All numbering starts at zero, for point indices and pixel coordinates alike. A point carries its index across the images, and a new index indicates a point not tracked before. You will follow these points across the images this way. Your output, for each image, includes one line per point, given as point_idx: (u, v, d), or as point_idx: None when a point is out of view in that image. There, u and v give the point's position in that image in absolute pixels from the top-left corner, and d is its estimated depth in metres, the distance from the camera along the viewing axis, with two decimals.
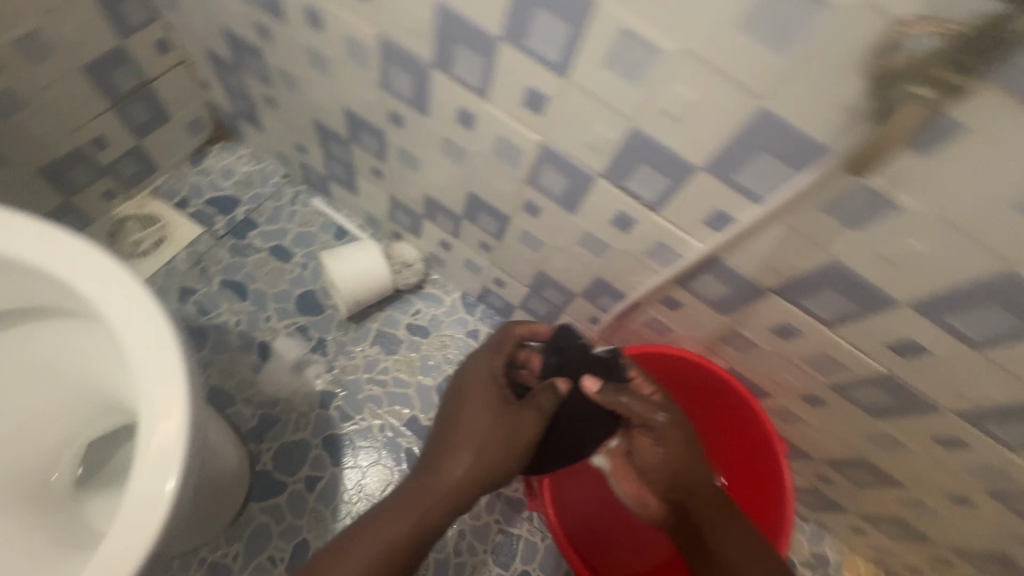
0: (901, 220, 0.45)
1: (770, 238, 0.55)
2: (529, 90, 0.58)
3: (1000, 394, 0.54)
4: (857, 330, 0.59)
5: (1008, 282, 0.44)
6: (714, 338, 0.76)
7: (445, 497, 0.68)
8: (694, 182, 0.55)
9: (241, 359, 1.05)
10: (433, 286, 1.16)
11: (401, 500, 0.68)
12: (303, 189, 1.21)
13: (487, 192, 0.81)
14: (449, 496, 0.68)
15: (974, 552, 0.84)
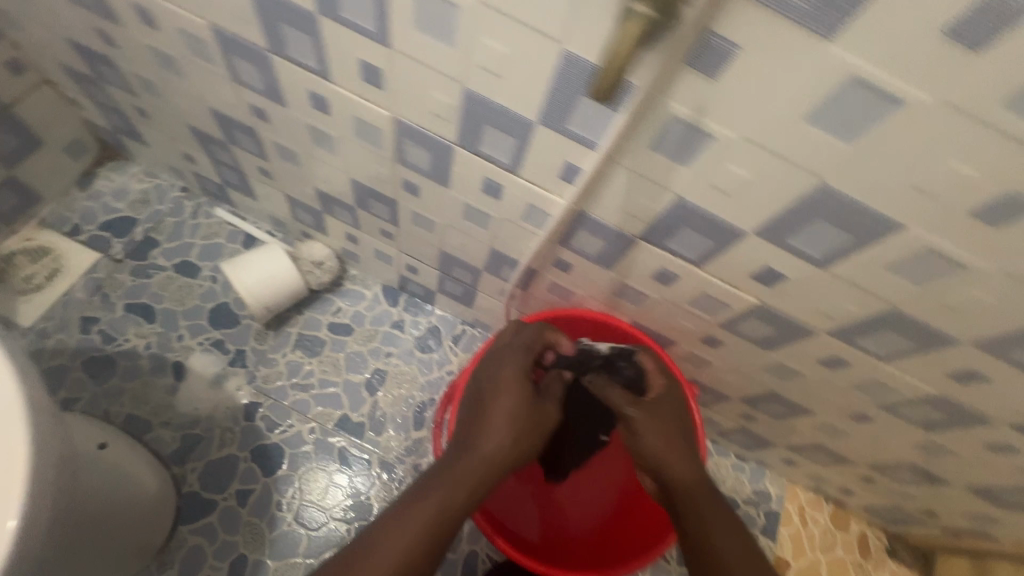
0: (718, 147, 0.45)
1: (620, 184, 0.55)
2: (361, 64, 0.56)
3: (855, 307, 0.56)
4: (721, 264, 0.59)
5: (825, 195, 0.45)
6: (611, 294, 0.77)
7: (461, 490, 0.64)
8: (535, 138, 0.54)
9: (155, 382, 1.01)
10: (352, 282, 1.14)
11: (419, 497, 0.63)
12: (204, 200, 1.17)
13: (366, 178, 0.79)
14: (469, 488, 0.65)
15: (888, 464, 0.87)
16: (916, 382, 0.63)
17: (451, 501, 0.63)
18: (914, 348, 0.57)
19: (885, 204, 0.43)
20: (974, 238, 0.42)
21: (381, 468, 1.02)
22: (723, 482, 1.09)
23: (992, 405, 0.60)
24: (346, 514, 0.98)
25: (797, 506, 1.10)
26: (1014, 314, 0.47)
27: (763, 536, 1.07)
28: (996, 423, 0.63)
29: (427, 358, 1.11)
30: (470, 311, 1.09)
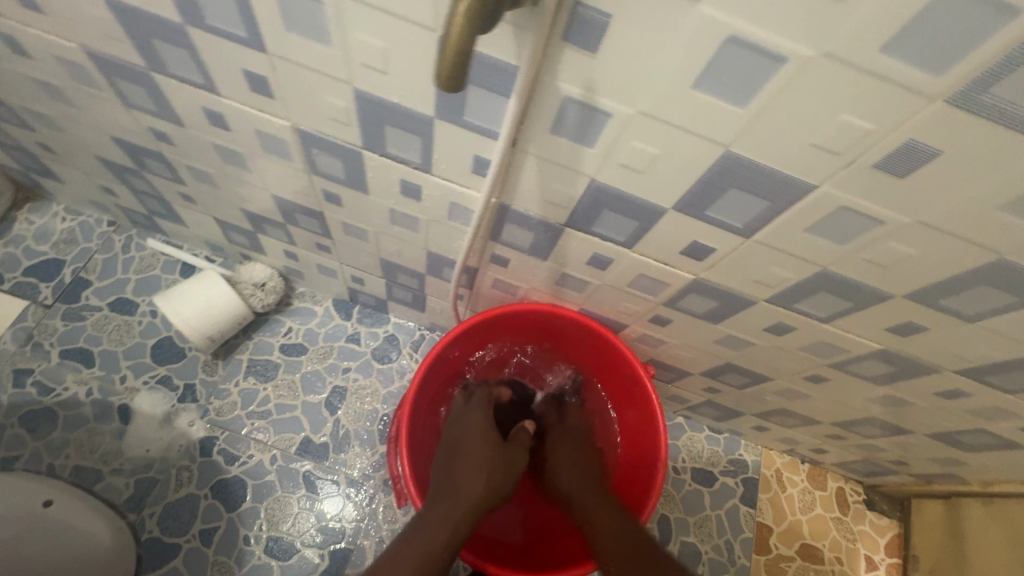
0: (617, 124, 0.43)
1: (532, 173, 0.52)
2: (245, 73, 0.53)
3: (786, 273, 0.54)
4: (650, 242, 0.57)
5: (733, 163, 0.43)
6: (553, 285, 0.74)
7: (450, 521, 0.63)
8: (438, 134, 0.51)
9: (101, 429, 0.97)
10: (302, 300, 1.10)
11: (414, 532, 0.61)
12: (135, 232, 1.11)
13: (286, 192, 0.75)
14: (458, 522, 0.63)
15: (852, 421, 0.87)
16: (860, 340, 0.62)
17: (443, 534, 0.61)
18: (850, 306, 0.56)
19: (791, 167, 0.41)
20: (884, 190, 0.40)
21: (349, 487, 0.99)
22: (699, 456, 1.08)
23: (935, 353, 0.60)
24: (317, 540, 0.95)
25: (774, 470, 1.09)
26: (935, 263, 0.46)
27: (743, 505, 1.06)
28: (942, 370, 0.63)
29: (387, 369, 1.08)
30: (424, 316, 1.06)
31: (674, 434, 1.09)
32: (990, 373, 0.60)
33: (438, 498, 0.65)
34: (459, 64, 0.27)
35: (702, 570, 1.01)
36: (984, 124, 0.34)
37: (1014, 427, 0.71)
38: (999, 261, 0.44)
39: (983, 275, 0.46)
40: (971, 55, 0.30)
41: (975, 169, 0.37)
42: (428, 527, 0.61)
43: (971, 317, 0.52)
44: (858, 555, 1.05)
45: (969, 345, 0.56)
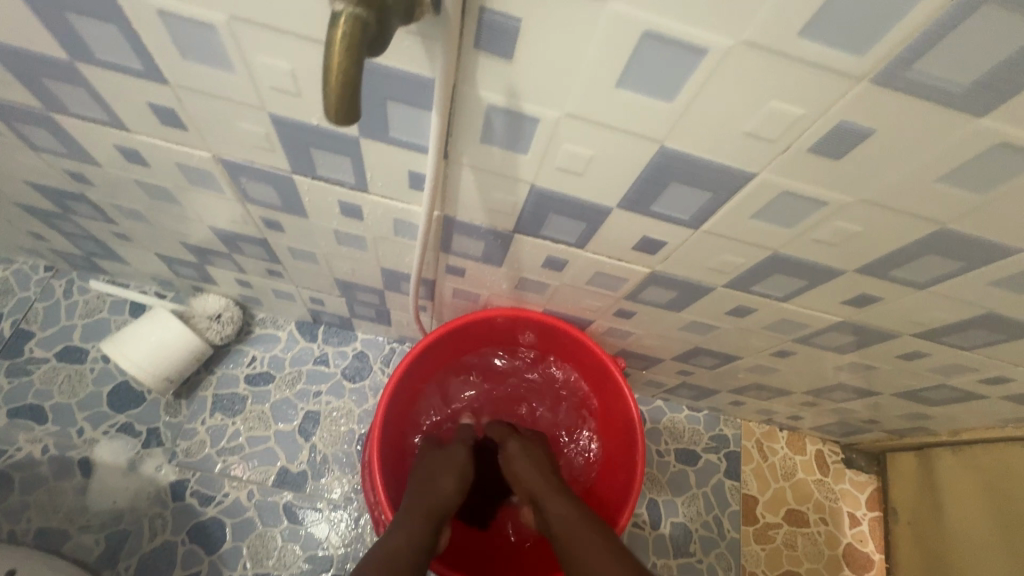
0: (548, 129, 0.41)
1: (471, 183, 0.50)
2: (152, 106, 0.49)
3: (740, 258, 0.53)
4: (601, 240, 0.55)
5: (670, 157, 0.41)
6: (513, 289, 0.73)
7: (420, 528, 0.62)
8: (367, 152, 0.49)
9: (62, 486, 0.92)
10: (263, 326, 1.06)
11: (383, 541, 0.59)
12: (76, 275, 1.05)
13: (223, 221, 0.71)
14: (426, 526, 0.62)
15: (824, 388, 0.88)
16: (820, 314, 0.62)
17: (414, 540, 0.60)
18: (806, 285, 0.56)
19: (728, 158, 0.40)
20: (822, 173, 0.40)
21: (332, 512, 0.96)
22: (681, 436, 1.09)
23: (893, 320, 0.60)
24: (304, 571, 0.93)
25: (755, 441, 1.11)
26: (881, 238, 0.46)
27: (728, 479, 1.07)
28: (901, 335, 0.63)
29: (360, 387, 1.05)
30: (392, 329, 1.03)
31: (655, 418, 1.09)
32: (946, 334, 0.61)
33: (408, 509, 0.64)
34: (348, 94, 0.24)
35: (694, 548, 1.02)
36: (910, 102, 0.33)
37: (974, 380, 0.72)
38: (942, 230, 0.44)
39: (928, 245, 0.46)
40: (890, 31, 0.29)
41: (907, 146, 0.36)
42: (397, 535, 0.60)
43: (922, 284, 0.52)
44: (841, 513, 1.07)
45: (923, 310, 0.57)
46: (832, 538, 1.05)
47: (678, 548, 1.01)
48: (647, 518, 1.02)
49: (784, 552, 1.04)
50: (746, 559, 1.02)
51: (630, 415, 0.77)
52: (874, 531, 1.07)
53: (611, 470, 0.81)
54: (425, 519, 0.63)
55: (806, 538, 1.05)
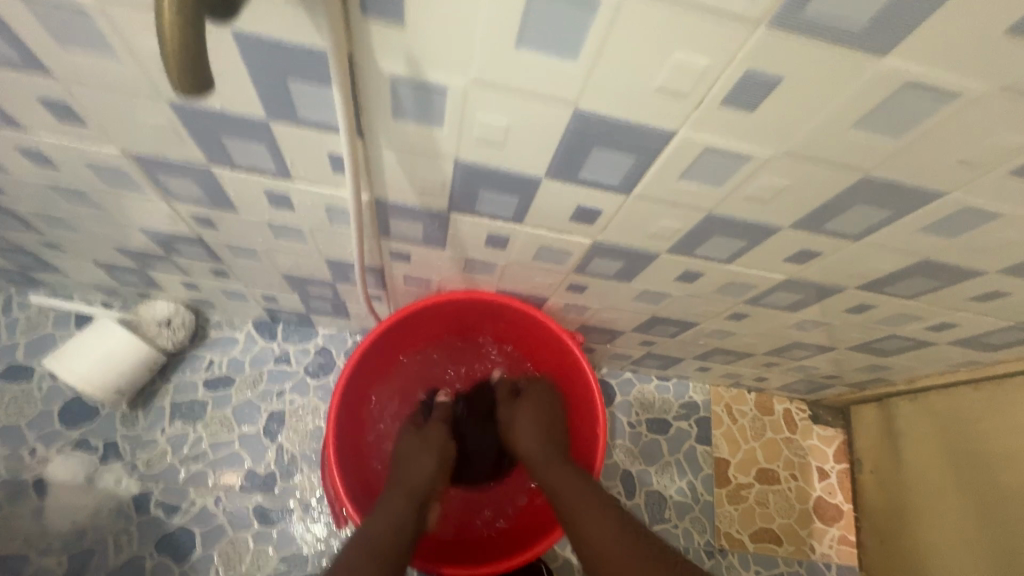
0: (457, 98, 0.39)
1: (394, 163, 0.48)
2: (43, 101, 0.46)
3: (677, 222, 0.53)
4: (537, 214, 0.54)
5: (587, 122, 0.40)
6: (462, 271, 0.71)
7: (405, 505, 0.63)
8: (280, 137, 0.46)
9: (18, 509, 0.89)
10: (219, 329, 1.03)
11: (366, 524, 0.60)
12: (13, 290, 1.00)
13: (151, 222, 0.68)
14: (410, 505, 0.63)
15: (784, 347, 0.89)
16: (765, 274, 0.62)
17: (400, 520, 0.61)
18: (747, 245, 0.56)
19: (645, 117, 0.39)
20: (740, 127, 0.39)
21: (305, 511, 0.95)
22: (651, 406, 1.09)
23: (836, 275, 0.61)
24: (280, 571, 0.92)
25: (724, 405, 1.12)
26: (809, 192, 0.46)
27: (699, 444, 1.08)
28: (846, 289, 0.64)
29: (324, 383, 1.03)
30: (352, 322, 1.01)
31: (624, 390, 1.10)
32: (888, 284, 0.62)
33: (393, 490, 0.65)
34: (192, 64, 0.23)
35: (669, 514, 1.03)
36: (811, 45, 0.32)
37: (921, 328, 0.74)
38: (866, 178, 0.43)
39: (855, 195, 0.46)
40: None
41: (818, 93, 0.36)
42: (381, 519, 0.60)
43: (856, 236, 0.52)
44: (810, 468, 1.10)
45: (862, 262, 0.57)
46: (803, 493, 1.08)
47: (654, 516, 1.02)
48: (622, 489, 1.03)
49: (757, 511, 1.06)
50: (721, 520, 1.04)
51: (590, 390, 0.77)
52: (843, 482, 1.10)
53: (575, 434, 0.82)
54: (410, 499, 0.64)
55: (777, 495, 1.07)
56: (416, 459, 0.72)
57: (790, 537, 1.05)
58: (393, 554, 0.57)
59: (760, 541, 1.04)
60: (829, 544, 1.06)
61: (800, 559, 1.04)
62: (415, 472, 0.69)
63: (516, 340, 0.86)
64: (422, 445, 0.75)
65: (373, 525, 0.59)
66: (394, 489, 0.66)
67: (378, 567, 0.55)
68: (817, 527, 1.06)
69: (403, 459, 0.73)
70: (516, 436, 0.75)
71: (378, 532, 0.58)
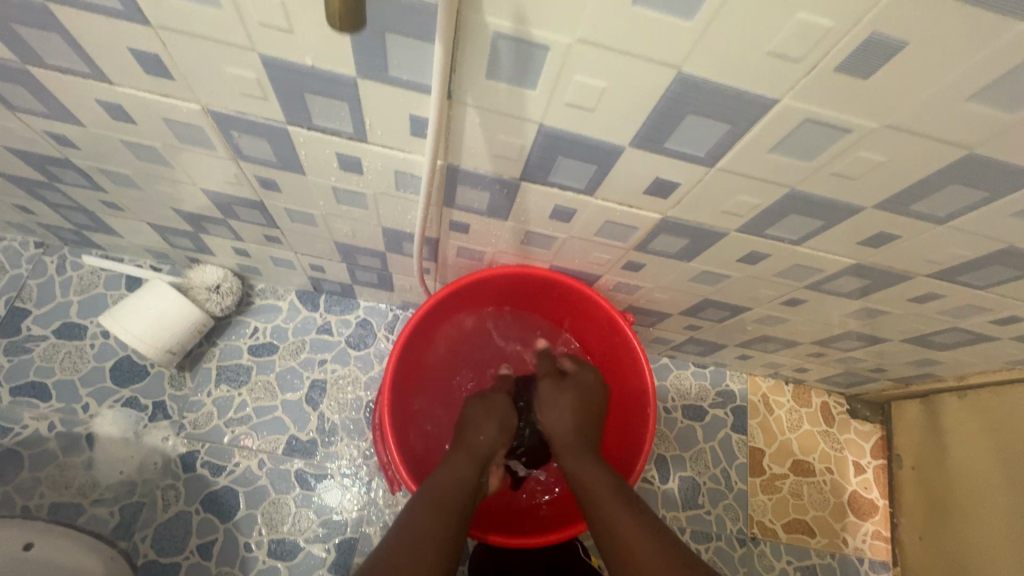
0: (558, 58, 0.39)
1: (475, 126, 0.48)
2: (134, 52, 0.46)
3: (754, 198, 0.52)
4: (611, 185, 0.53)
5: (688, 86, 0.39)
6: (518, 244, 0.71)
7: (468, 469, 0.64)
8: (365, 96, 0.46)
9: (71, 462, 0.92)
10: (264, 297, 1.05)
11: (432, 480, 0.62)
12: (67, 250, 1.02)
13: (214, 183, 0.68)
14: (474, 469, 0.65)
15: (834, 338, 0.87)
16: (833, 258, 0.61)
17: (454, 487, 0.61)
18: (823, 225, 0.55)
19: (751, 83, 0.38)
20: (850, 95, 0.38)
21: (344, 478, 0.97)
22: (687, 393, 1.08)
23: (907, 261, 0.60)
24: (319, 535, 0.94)
25: (760, 395, 1.10)
26: (904, 168, 0.45)
27: (735, 433, 1.07)
28: (916, 276, 0.63)
29: (364, 355, 1.04)
30: (394, 295, 1.01)
31: (660, 375, 1.09)
32: (963, 272, 0.60)
33: (455, 452, 0.67)
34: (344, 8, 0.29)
35: (702, 501, 1.03)
36: (943, 4, 0.31)
37: (985, 321, 0.72)
38: (971, 155, 0.42)
39: (954, 172, 0.44)
40: None
41: (942, 59, 0.35)
42: (447, 474, 0.63)
43: (941, 219, 0.51)
44: (846, 462, 1.08)
45: (939, 248, 0.56)
46: (837, 487, 1.07)
47: (687, 501, 1.02)
48: (655, 473, 1.03)
49: (790, 502, 1.05)
50: (754, 509, 1.04)
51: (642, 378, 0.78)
52: (878, 477, 1.08)
53: (624, 402, 0.83)
54: (472, 462, 0.66)
55: (812, 487, 1.06)
56: (477, 425, 0.73)
57: (823, 529, 1.04)
58: (460, 511, 0.59)
59: (793, 532, 1.03)
60: (862, 538, 1.05)
61: (832, 551, 1.03)
62: (474, 436, 0.71)
63: (555, 313, 0.86)
64: (484, 413, 0.75)
65: (443, 487, 0.61)
66: (455, 449, 0.68)
67: (447, 524, 0.56)
68: (851, 521, 1.05)
69: (464, 424, 0.74)
70: (547, 416, 0.76)
71: (444, 488, 0.60)
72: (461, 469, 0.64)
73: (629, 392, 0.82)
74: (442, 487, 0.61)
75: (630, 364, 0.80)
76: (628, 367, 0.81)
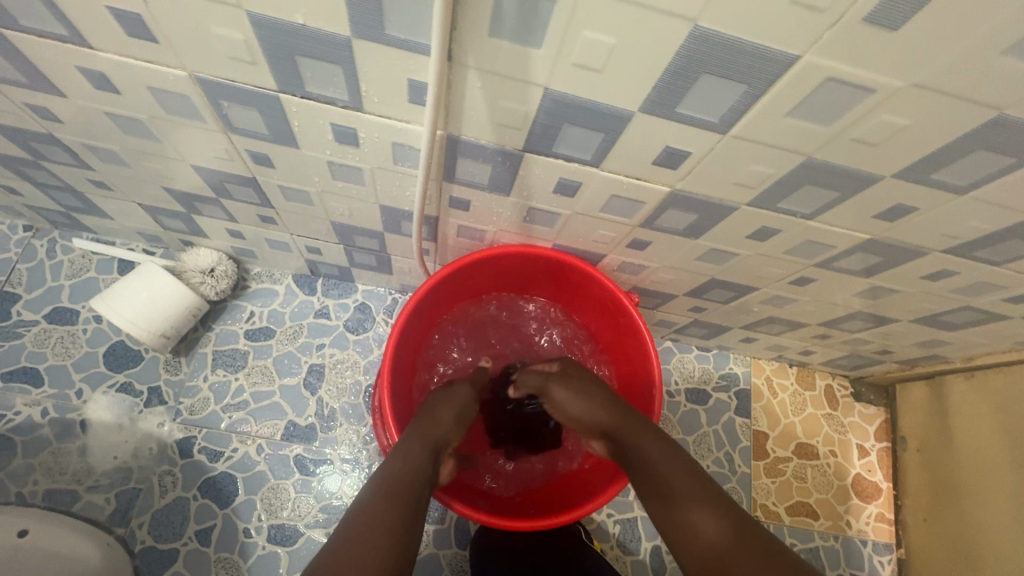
0: (565, 13, 0.36)
1: (476, 92, 0.45)
2: (114, 11, 0.44)
3: (769, 168, 0.50)
4: (619, 154, 0.51)
5: (704, 43, 0.37)
6: (521, 222, 0.69)
7: (422, 457, 0.61)
8: (360, 59, 0.44)
9: (65, 448, 0.90)
10: (260, 281, 1.03)
11: (383, 469, 0.58)
12: (58, 234, 1.00)
13: (205, 159, 0.66)
14: (426, 454, 0.62)
15: (843, 319, 0.86)
16: (846, 233, 0.59)
17: (407, 476, 0.58)
18: (837, 198, 0.53)
19: (770, 39, 0.36)
20: (876, 51, 0.36)
21: (344, 464, 0.95)
22: (691, 376, 1.07)
23: (923, 235, 0.58)
24: (319, 520, 0.92)
25: (764, 378, 1.09)
26: (928, 133, 0.43)
27: (738, 416, 1.06)
28: (930, 252, 0.61)
29: (363, 339, 1.02)
30: (393, 278, 0.99)
31: (664, 359, 1.07)
32: (980, 248, 0.58)
33: (409, 434, 0.64)
34: None
35: None
36: None
37: (998, 299, 0.70)
38: (998, 117, 0.40)
39: (980, 137, 0.42)
40: None
41: (977, 10, 0.33)
42: (398, 463, 0.59)
43: (963, 189, 0.49)
44: (850, 445, 1.08)
45: (957, 220, 0.54)
46: (841, 469, 1.06)
47: None
48: None
49: (794, 485, 1.04)
50: (757, 492, 1.03)
51: (648, 363, 0.77)
52: (882, 460, 1.08)
53: (629, 379, 0.82)
54: (425, 447, 0.62)
55: (816, 470, 1.05)
56: (435, 411, 0.69)
57: (827, 512, 1.04)
58: (413, 497, 0.55)
59: (797, 514, 1.03)
60: (865, 520, 1.04)
61: (836, 534, 1.03)
62: (432, 423, 0.67)
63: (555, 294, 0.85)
64: (445, 402, 0.71)
65: (393, 475, 0.57)
66: (409, 432, 0.65)
67: (402, 509, 0.53)
68: (854, 504, 1.05)
69: (423, 411, 0.70)
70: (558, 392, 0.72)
71: (395, 475, 0.57)
72: (414, 458, 0.60)
73: (632, 370, 0.81)
74: (392, 474, 0.57)
75: (633, 341, 0.79)
76: (631, 343, 0.80)
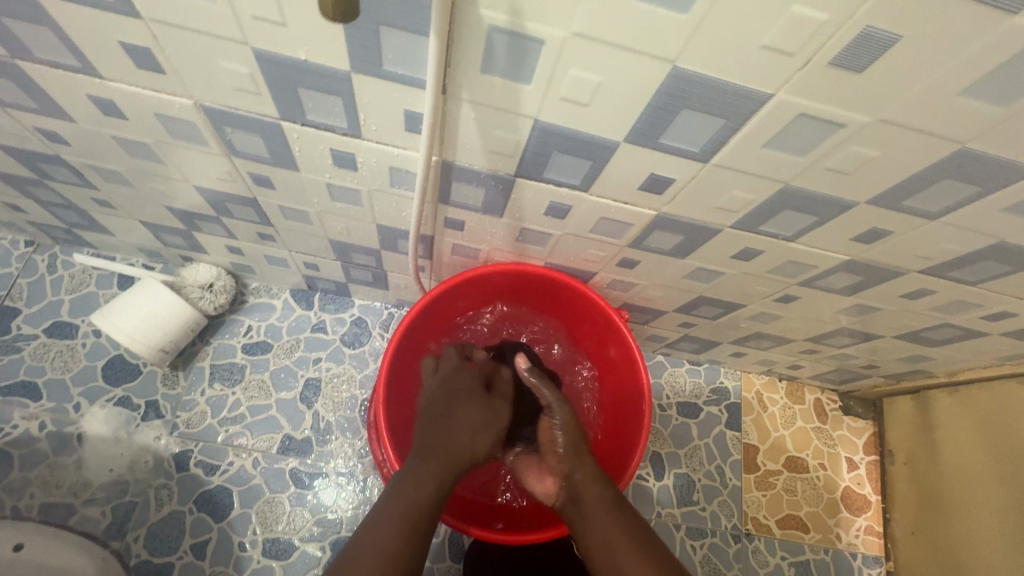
0: (553, 52, 0.39)
1: (469, 122, 0.48)
2: (125, 45, 0.46)
3: (749, 194, 0.52)
4: (607, 180, 0.53)
5: (683, 81, 0.40)
6: (514, 241, 0.71)
7: (445, 482, 0.59)
8: (359, 91, 0.46)
9: (62, 462, 0.91)
10: (258, 296, 1.04)
11: (403, 496, 0.56)
12: (58, 249, 1.01)
13: (207, 180, 0.68)
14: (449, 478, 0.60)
15: (829, 335, 0.88)
16: (826, 254, 0.62)
17: (420, 499, 0.56)
18: (816, 222, 0.55)
19: (745, 78, 0.38)
20: (843, 90, 0.38)
21: (339, 477, 0.96)
22: (682, 390, 1.09)
23: (900, 257, 0.60)
24: (314, 534, 0.93)
25: (754, 392, 1.11)
26: (896, 163, 0.45)
27: (729, 430, 1.08)
28: (907, 272, 0.63)
29: (359, 353, 1.04)
30: (389, 293, 1.01)
31: (656, 373, 1.09)
32: (955, 268, 0.61)
33: (434, 455, 0.60)
34: None
35: (697, 497, 1.03)
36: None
37: (976, 317, 0.73)
38: (962, 150, 0.42)
39: (945, 167, 0.45)
40: None
41: (934, 55, 0.35)
42: (421, 490, 0.57)
43: (934, 214, 0.51)
44: (839, 458, 1.09)
45: (931, 243, 0.56)
46: (830, 482, 1.08)
47: (682, 498, 1.02)
48: (650, 470, 1.03)
49: (784, 498, 1.06)
50: (748, 505, 1.04)
51: (637, 375, 0.78)
52: (871, 473, 1.09)
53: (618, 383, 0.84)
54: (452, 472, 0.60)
55: (805, 483, 1.07)
56: (456, 417, 0.66)
57: (817, 524, 1.05)
58: (426, 525, 0.56)
59: (787, 527, 1.04)
60: (855, 533, 1.06)
61: (826, 546, 1.04)
62: (458, 441, 0.63)
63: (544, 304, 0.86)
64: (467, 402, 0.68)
65: (405, 496, 0.56)
66: (434, 451, 0.61)
67: (413, 541, 0.54)
68: (844, 516, 1.06)
69: (440, 412, 0.66)
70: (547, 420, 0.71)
71: (415, 505, 0.56)
72: (428, 477, 0.58)
73: (620, 375, 0.82)
74: (413, 503, 0.56)
75: (621, 351, 0.81)
76: (619, 351, 0.81)
